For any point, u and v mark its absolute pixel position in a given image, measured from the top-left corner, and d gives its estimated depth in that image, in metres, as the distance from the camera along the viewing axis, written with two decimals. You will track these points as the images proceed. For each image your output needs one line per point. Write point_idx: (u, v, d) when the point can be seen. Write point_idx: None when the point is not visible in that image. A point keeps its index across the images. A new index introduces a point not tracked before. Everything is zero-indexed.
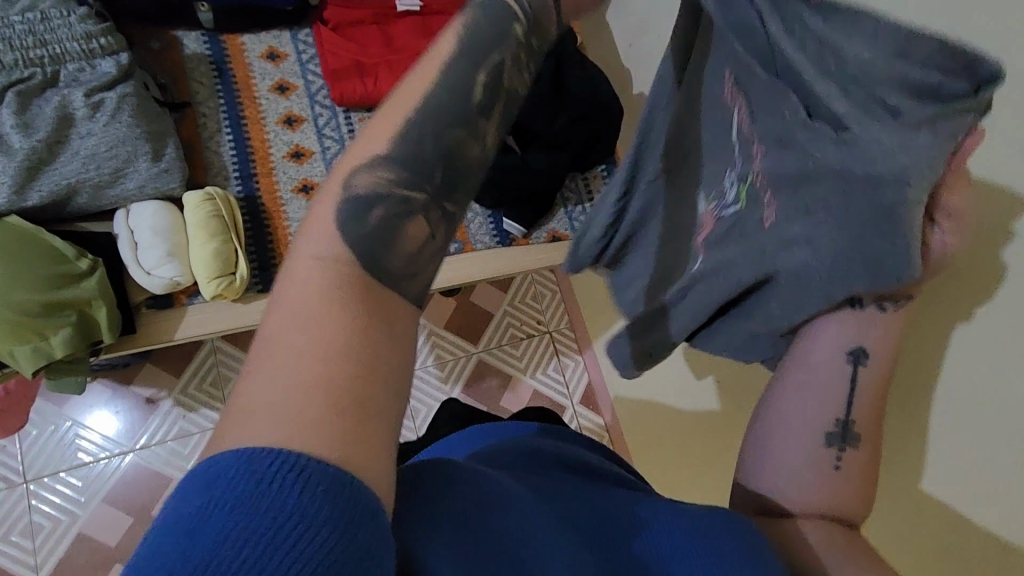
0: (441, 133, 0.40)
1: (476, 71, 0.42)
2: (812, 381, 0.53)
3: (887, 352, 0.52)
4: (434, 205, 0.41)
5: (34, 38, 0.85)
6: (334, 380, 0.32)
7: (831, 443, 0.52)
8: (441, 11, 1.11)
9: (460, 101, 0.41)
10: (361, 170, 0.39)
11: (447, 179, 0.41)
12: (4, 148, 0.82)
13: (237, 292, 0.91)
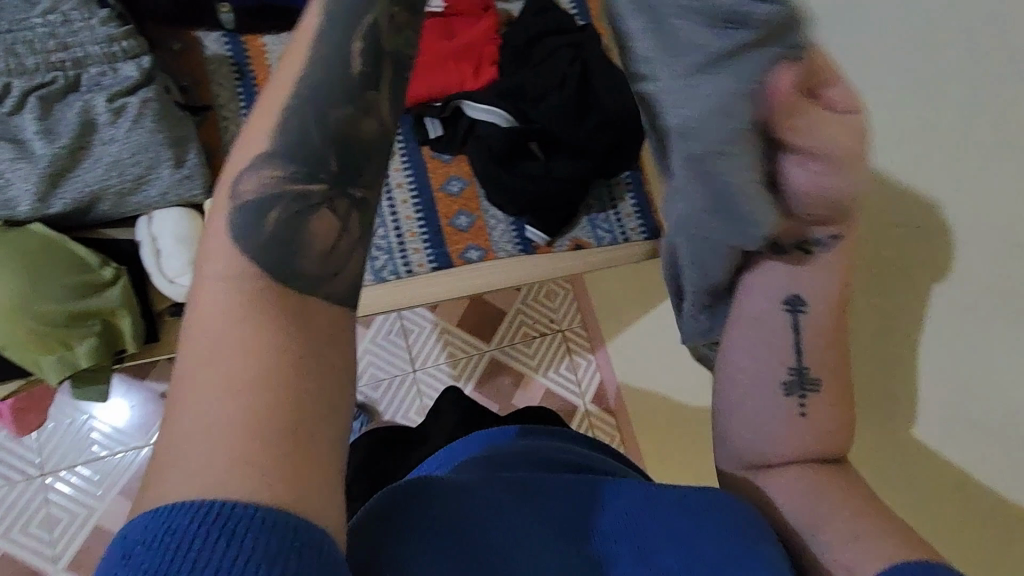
0: (323, 118, 0.44)
1: (351, 45, 0.47)
2: (761, 334, 0.60)
3: (824, 297, 0.59)
4: (339, 196, 0.44)
5: (55, 41, 0.83)
6: (253, 401, 0.35)
7: (790, 390, 0.58)
8: (466, 11, 1.08)
9: (341, 85, 0.46)
10: (244, 177, 0.42)
11: (343, 166, 0.45)
12: (27, 155, 0.81)
13: None
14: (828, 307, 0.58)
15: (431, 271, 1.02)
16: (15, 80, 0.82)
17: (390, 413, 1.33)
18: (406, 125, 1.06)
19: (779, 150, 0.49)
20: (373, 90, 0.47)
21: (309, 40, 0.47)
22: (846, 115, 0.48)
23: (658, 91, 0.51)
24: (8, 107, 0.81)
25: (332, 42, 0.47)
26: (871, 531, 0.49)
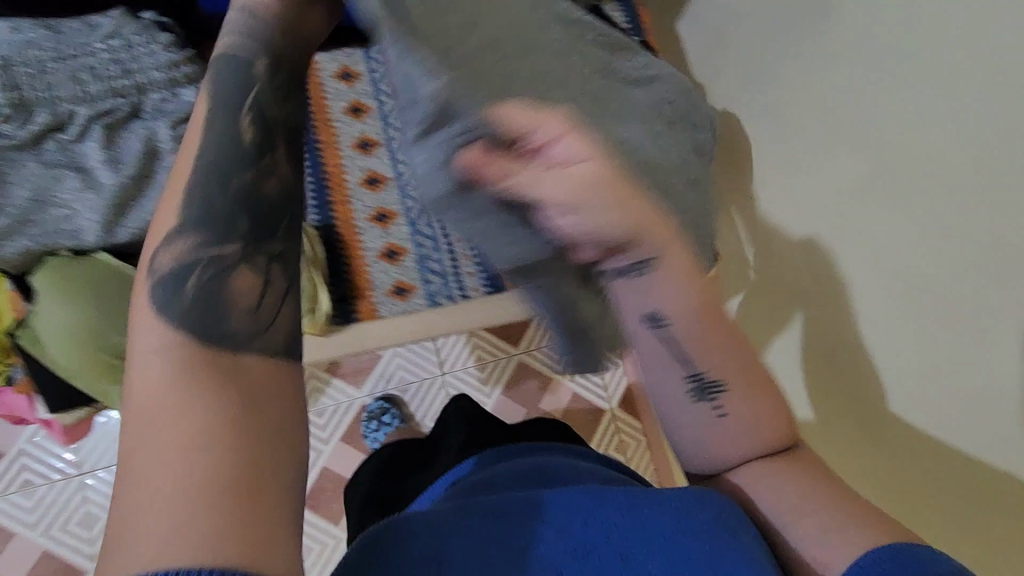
0: (226, 179, 0.45)
1: (240, 117, 0.47)
2: (647, 359, 0.50)
3: (694, 317, 0.48)
4: (255, 252, 0.44)
5: (119, 67, 0.83)
6: (193, 446, 0.34)
7: (697, 398, 0.48)
8: None
9: (235, 144, 0.46)
10: (163, 248, 0.42)
11: (258, 223, 0.45)
12: (94, 184, 0.81)
13: (319, 327, 0.93)
14: (689, 298, 0.48)
15: (486, 295, 1.01)
16: (80, 107, 0.81)
17: (419, 416, 1.33)
18: None
19: (539, 218, 0.48)
20: (271, 149, 0.48)
21: (205, 109, 0.47)
22: (566, 170, 0.45)
23: (418, 157, 0.52)
24: (73, 135, 0.81)
25: (228, 108, 0.47)
26: (843, 521, 0.42)
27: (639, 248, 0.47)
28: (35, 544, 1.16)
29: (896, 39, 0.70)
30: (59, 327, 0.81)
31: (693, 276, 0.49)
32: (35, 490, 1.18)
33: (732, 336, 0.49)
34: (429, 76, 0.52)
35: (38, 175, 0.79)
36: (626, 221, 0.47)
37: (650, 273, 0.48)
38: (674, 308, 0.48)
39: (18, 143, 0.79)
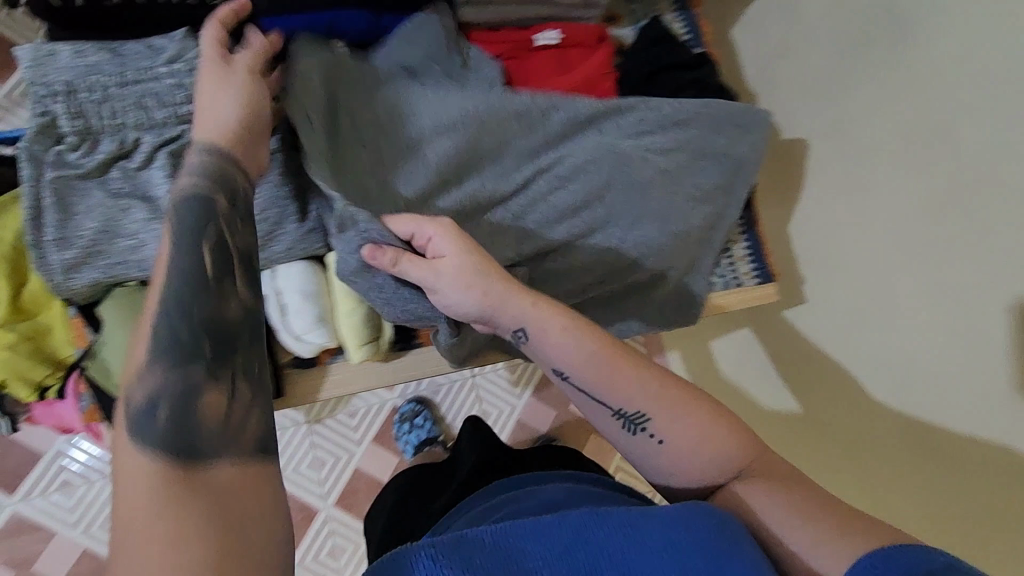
0: (189, 312, 0.55)
1: (201, 247, 0.59)
2: (581, 404, 0.70)
3: (581, 357, 0.68)
4: (219, 367, 0.55)
5: (184, 92, 0.81)
6: (191, 541, 0.43)
7: (633, 431, 0.67)
8: (579, 44, 1.02)
9: (201, 275, 0.58)
10: (134, 388, 0.52)
11: (217, 343, 0.56)
12: (161, 215, 0.79)
13: (381, 354, 0.91)
14: (592, 355, 0.67)
15: None
16: (146, 134, 0.80)
17: (450, 419, 1.42)
18: None
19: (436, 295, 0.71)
20: (227, 273, 0.60)
21: (167, 247, 0.59)
22: (438, 259, 0.70)
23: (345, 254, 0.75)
24: (139, 162, 0.79)
25: (185, 239, 0.59)
26: (821, 536, 0.57)
27: (553, 321, 0.69)
28: (76, 541, 1.25)
29: (865, 126, 1.03)
30: (120, 356, 0.80)
31: (598, 338, 0.68)
32: (75, 489, 1.26)
33: (651, 375, 0.67)
34: (199, 157, 0.66)
35: (105, 205, 0.78)
36: (538, 305, 0.69)
37: (539, 333, 0.69)
38: (591, 363, 0.67)
39: (84, 172, 0.78)
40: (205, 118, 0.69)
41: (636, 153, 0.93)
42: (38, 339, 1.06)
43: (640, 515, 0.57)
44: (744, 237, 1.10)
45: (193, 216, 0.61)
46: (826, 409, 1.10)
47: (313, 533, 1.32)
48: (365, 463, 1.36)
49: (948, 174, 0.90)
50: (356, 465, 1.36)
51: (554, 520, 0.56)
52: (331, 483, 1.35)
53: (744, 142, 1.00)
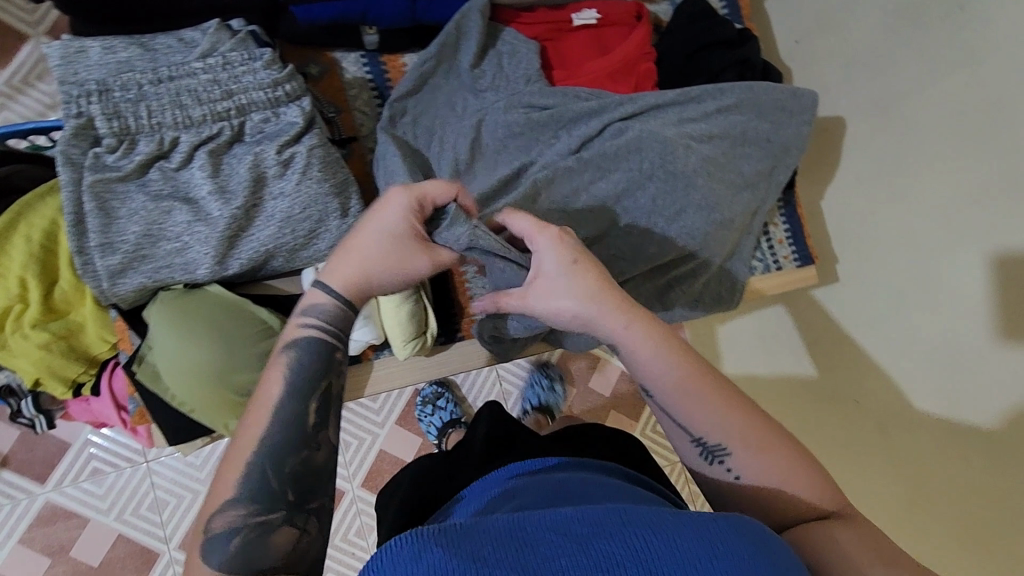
0: (280, 467, 0.52)
1: (308, 402, 0.55)
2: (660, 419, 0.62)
3: (677, 377, 0.59)
4: (296, 512, 0.52)
5: (220, 89, 0.78)
6: None
7: (709, 460, 0.59)
8: (617, 23, 1.00)
9: (299, 422, 0.54)
10: (216, 515, 0.50)
11: (300, 493, 0.52)
12: (203, 216, 0.77)
13: (427, 349, 0.91)
14: (682, 379, 0.59)
15: None
16: (183, 133, 0.78)
17: (471, 399, 1.42)
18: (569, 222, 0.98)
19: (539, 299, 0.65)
20: (324, 426, 0.55)
21: (276, 397, 0.54)
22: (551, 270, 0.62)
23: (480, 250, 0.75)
24: (177, 162, 0.77)
25: (296, 398, 0.54)
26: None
27: (645, 340, 0.60)
28: (109, 528, 1.24)
29: (907, 102, 1.00)
30: (168, 358, 0.78)
31: (699, 363, 0.60)
32: (105, 477, 1.25)
33: (746, 407, 0.59)
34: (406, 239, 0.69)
35: (147, 209, 0.76)
36: (634, 323, 0.60)
37: (635, 350, 0.60)
38: (677, 385, 0.59)
39: (124, 175, 0.75)
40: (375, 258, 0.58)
41: (680, 140, 0.90)
42: (71, 337, 1.04)
43: (675, 522, 0.45)
44: (783, 219, 1.08)
45: (306, 364, 0.56)
46: (830, 377, 1.11)
47: (341, 512, 1.33)
48: (389, 444, 1.38)
49: (1004, 153, 0.86)
50: (380, 446, 1.37)
51: (570, 512, 0.46)
52: (357, 465, 1.36)
53: (791, 126, 0.96)
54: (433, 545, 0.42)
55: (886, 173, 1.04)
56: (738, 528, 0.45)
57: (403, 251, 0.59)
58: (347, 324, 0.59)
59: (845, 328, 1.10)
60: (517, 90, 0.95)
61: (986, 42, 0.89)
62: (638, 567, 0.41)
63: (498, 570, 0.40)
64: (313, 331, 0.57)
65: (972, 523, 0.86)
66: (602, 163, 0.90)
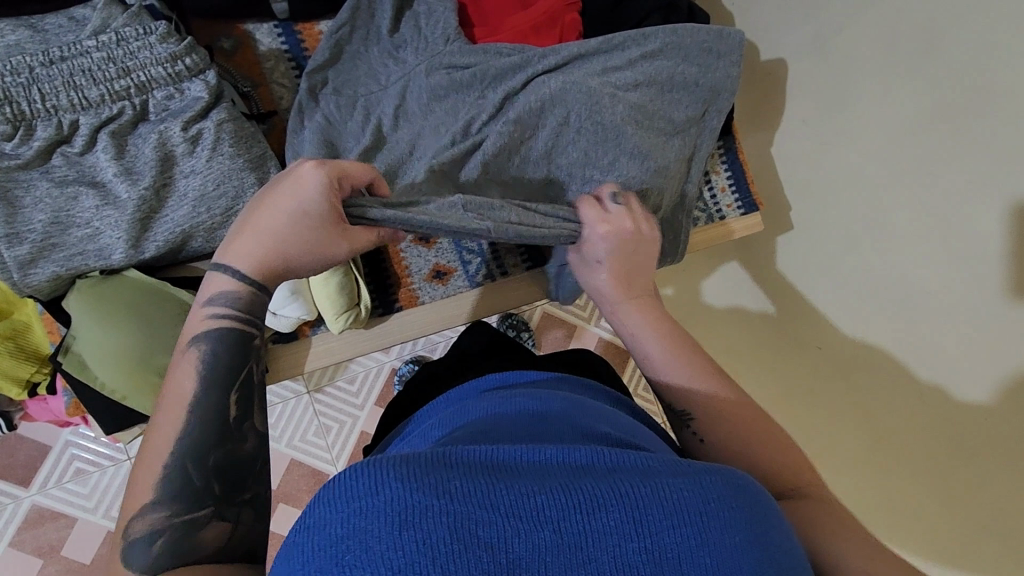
0: (204, 459, 0.50)
1: (229, 395, 0.53)
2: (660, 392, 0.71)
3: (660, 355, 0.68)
4: (226, 506, 0.49)
5: (116, 66, 0.76)
6: None
7: (681, 426, 0.65)
8: None
9: (221, 414, 0.52)
10: (138, 516, 0.47)
11: (229, 485, 0.50)
12: (112, 199, 0.76)
13: (363, 321, 0.90)
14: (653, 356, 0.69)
15: (525, 270, 0.99)
16: (82, 116, 0.76)
17: None
18: (534, 249, 0.99)
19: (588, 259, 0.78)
20: (248, 417, 0.53)
21: (192, 389, 0.52)
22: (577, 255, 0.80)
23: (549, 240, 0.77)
24: (79, 147, 0.75)
25: (215, 389, 0.52)
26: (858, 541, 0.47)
27: (630, 321, 0.73)
28: (96, 527, 1.24)
29: (846, 36, 0.98)
30: (101, 350, 0.77)
31: (679, 341, 0.69)
32: (89, 477, 1.25)
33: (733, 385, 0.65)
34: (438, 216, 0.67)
35: (52, 196, 0.74)
36: (623, 306, 0.75)
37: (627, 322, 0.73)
38: (654, 356, 0.68)
39: (24, 162, 0.74)
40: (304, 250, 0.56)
41: (605, 90, 0.87)
42: (17, 337, 1.04)
43: (669, 472, 0.43)
44: (725, 165, 1.06)
45: (217, 356, 0.54)
46: (798, 328, 1.10)
47: None
48: (369, 426, 1.38)
49: (946, 77, 0.84)
50: (361, 428, 1.37)
51: (553, 454, 0.44)
52: (339, 448, 1.36)
53: (719, 68, 0.93)
54: (393, 474, 0.39)
55: (831, 112, 1.01)
56: (738, 480, 0.43)
57: (313, 229, 0.56)
58: (262, 312, 0.57)
59: (811, 274, 1.08)
60: (437, 51, 0.91)
61: None
62: (622, 514, 0.39)
63: (464, 504, 0.38)
64: (219, 321, 0.55)
65: (944, 458, 0.85)
66: (529, 120, 0.86)
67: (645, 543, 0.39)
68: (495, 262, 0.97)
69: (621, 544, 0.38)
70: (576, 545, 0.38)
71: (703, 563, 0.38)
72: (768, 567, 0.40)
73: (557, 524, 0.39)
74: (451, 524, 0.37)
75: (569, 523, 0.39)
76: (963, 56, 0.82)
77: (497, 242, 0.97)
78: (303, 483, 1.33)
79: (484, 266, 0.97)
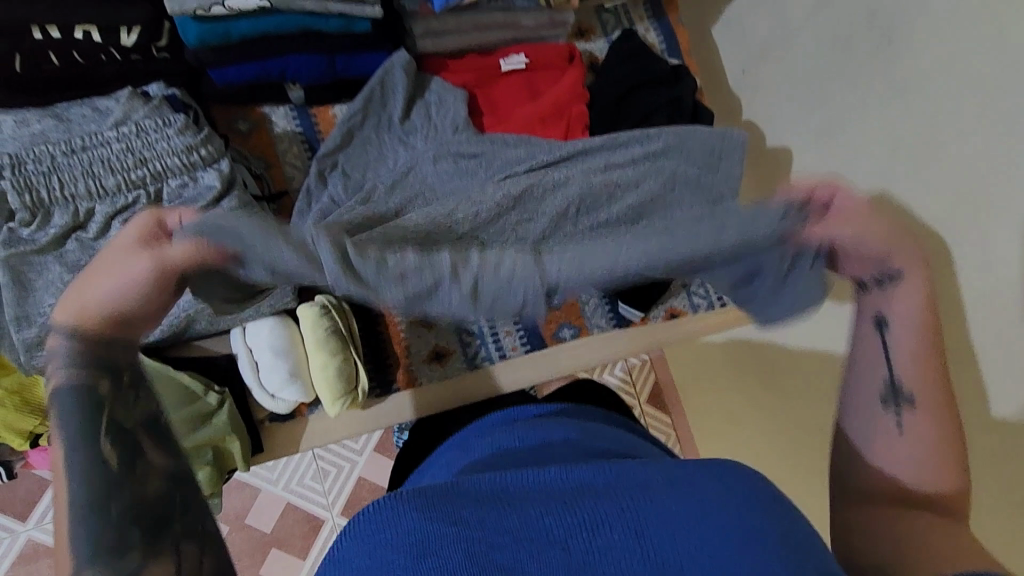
0: (106, 510, 0.49)
1: (102, 442, 0.51)
2: (868, 380, 0.60)
3: (920, 345, 0.58)
4: (153, 550, 0.49)
5: (134, 156, 0.78)
6: None
7: (887, 406, 0.58)
8: (548, 65, 1.00)
9: (103, 466, 0.50)
10: None
11: (148, 530, 0.50)
12: None
13: (361, 403, 0.90)
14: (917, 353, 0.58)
15: (525, 353, 0.99)
16: (98, 203, 0.78)
17: None
18: (533, 334, 1.00)
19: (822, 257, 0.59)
20: (136, 457, 0.52)
21: (60, 455, 0.50)
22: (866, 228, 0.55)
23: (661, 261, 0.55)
24: (92, 233, 0.77)
25: (86, 440, 0.50)
26: None
27: (914, 296, 0.57)
28: None
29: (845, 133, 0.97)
30: None
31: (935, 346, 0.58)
32: None
33: (944, 385, 0.58)
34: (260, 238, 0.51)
35: (63, 280, 0.76)
36: (912, 279, 0.57)
37: (901, 297, 0.57)
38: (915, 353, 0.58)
39: (39, 247, 0.76)
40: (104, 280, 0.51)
41: (606, 186, 0.86)
42: (23, 391, 1.05)
43: (661, 484, 0.49)
44: None
45: (75, 412, 0.51)
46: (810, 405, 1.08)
47: (322, 538, 1.33)
48: (368, 473, 1.37)
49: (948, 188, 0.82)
50: (359, 473, 1.36)
51: (554, 475, 0.50)
52: (336, 493, 1.35)
53: (722, 169, 0.92)
54: (411, 506, 0.49)
55: None
56: (725, 478, 0.49)
57: (123, 267, 0.51)
58: (115, 345, 0.53)
59: (825, 355, 1.07)
60: (446, 139, 0.93)
61: (917, 78, 0.86)
62: (623, 528, 0.46)
63: (478, 532, 0.46)
64: (62, 380, 0.51)
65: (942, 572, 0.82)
66: (530, 205, 0.83)
67: (647, 557, 0.44)
68: (494, 342, 0.98)
69: (623, 555, 0.45)
70: (584, 561, 0.45)
71: (701, 565, 0.44)
72: (776, 563, 0.44)
73: (564, 543, 0.46)
74: (467, 550, 0.45)
75: (576, 542, 0.45)
76: (957, 173, 0.81)
77: (496, 324, 0.98)
78: (297, 528, 1.33)
79: (483, 349, 0.98)
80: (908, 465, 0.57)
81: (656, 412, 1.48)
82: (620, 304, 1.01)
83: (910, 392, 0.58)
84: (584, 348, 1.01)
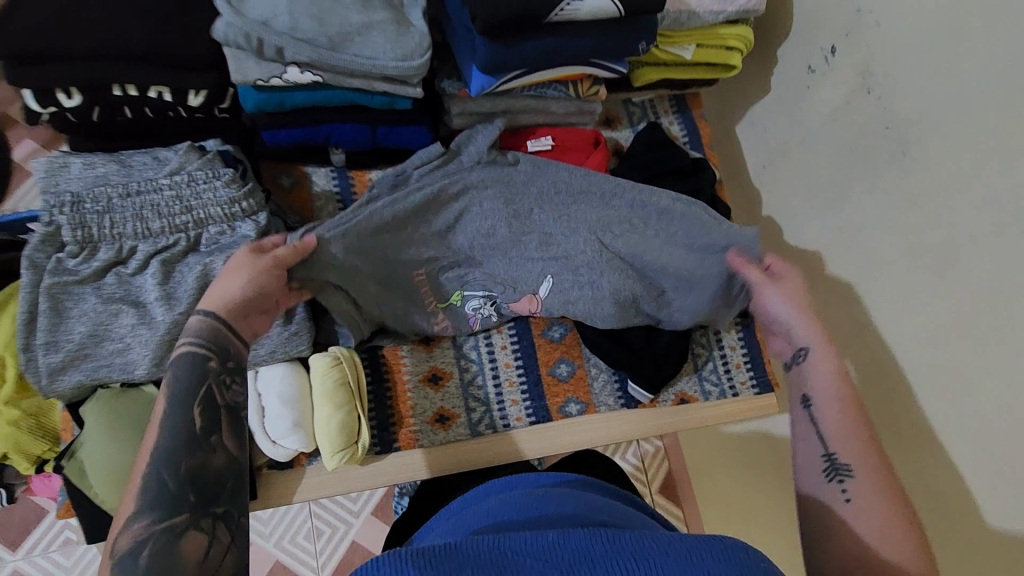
0: (175, 465, 0.61)
1: (192, 408, 0.66)
2: (804, 449, 0.69)
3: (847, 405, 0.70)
4: (202, 517, 0.60)
5: (181, 204, 0.85)
6: None
7: (829, 477, 0.65)
8: (574, 147, 1.06)
9: (188, 429, 0.64)
10: (123, 532, 0.57)
11: (201, 495, 0.61)
12: (148, 319, 0.82)
13: (359, 460, 0.89)
14: (847, 422, 0.68)
15: (529, 425, 0.98)
16: (141, 243, 0.84)
17: None
18: (540, 405, 0.98)
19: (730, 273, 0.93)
20: (215, 430, 0.66)
21: (162, 412, 0.65)
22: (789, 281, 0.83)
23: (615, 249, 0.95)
24: (132, 269, 0.83)
25: (180, 407, 0.65)
26: None
27: (832, 362, 0.73)
28: None
29: (863, 233, 0.98)
30: (103, 461, 0.80)
31: (861, 408, 0.69)
32: (75, 549, 1.24)
33: (878, 449, 0.66)
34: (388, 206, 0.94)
35: (97, 311, 0.81)
36: (821, 346, 0.75)
37: (814, 365, 0.74)
38: (838, 417, 0.68)
39: (81, 278, 0.81)
40: (232, 272, 0.75)
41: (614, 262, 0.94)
42: (40, 415, 1.05)
43: (660, 558, 0.49)
44: (740, 339, 1.06)
45: (181, 380, 0.67)
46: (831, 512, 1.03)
47: None
48: (361, 537, 1.33)
49: (976, 297, 0.82)
50: (352, 537, 1.32)
51: (555, 538, 0.50)
52: (327, 556, 1.31)
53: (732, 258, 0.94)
54: (411, 565, 0.47)
55: (850, 300, 1.00)
56: (717, 553, 0.49)
57: (246, 266, 0.76)
58: (222, 329, 0.71)
59: None
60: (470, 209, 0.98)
61: (931, 190, 0.88)
62: None
63: None
64: (188, 349, 0.69)
65: None
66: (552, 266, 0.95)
67: None
68: (500, 410, 0.97)
69: None
70: None
71: None
72: None
73: None
74: None
75: None
76: (983, 283, 0.81)
77: (503, 391, 0.98)
78: None
79: (488, 416, 0.97)
80: (859, 530, 0.60)
81: (667, 504, 1.41)
82: (629, 383, 1.00)
83: (846, 463, 0.65)
84: (595, 425, 0.99)
